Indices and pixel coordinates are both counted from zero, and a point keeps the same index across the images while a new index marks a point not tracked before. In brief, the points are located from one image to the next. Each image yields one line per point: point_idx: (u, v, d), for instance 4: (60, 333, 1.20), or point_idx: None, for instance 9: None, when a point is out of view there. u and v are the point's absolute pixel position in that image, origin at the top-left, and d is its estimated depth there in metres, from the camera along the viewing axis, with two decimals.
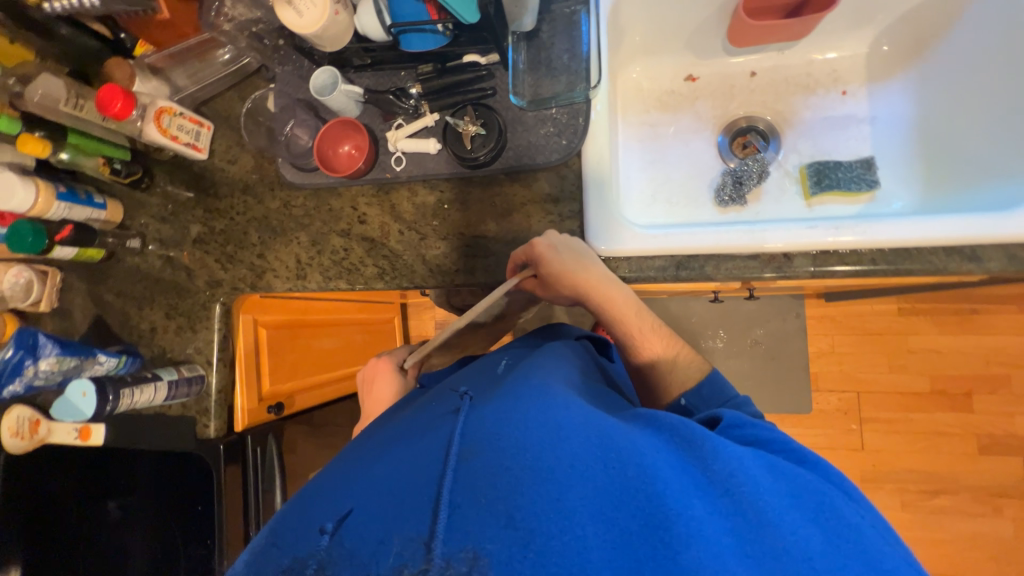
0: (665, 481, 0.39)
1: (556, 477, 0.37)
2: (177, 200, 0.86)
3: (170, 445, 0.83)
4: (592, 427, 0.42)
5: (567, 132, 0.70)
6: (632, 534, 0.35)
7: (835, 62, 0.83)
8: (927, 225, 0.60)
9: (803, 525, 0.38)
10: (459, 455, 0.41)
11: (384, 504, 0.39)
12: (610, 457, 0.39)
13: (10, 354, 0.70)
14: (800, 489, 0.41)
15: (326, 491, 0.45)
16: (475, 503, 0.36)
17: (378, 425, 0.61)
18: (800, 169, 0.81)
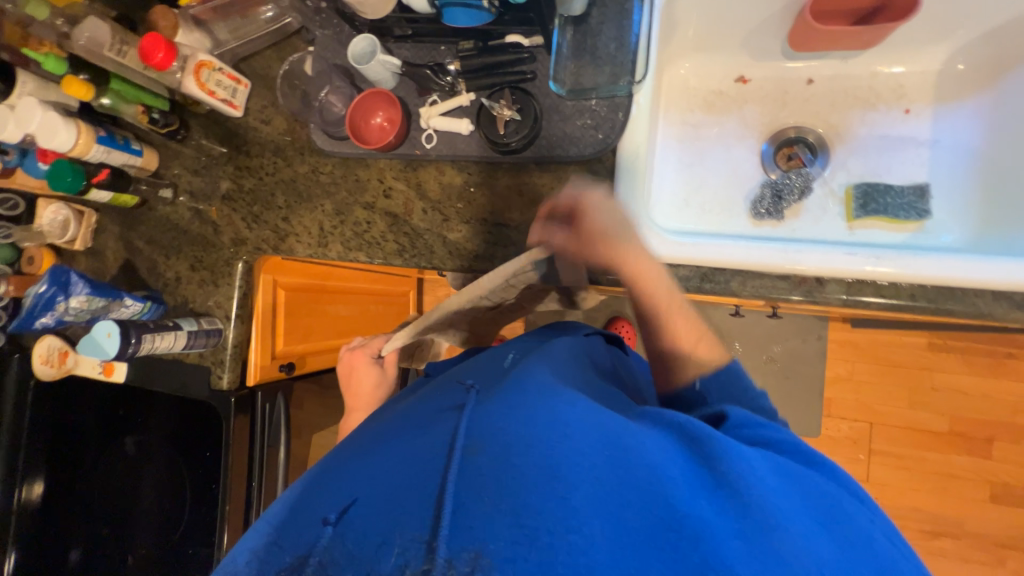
0: (671, 483, 0.38)
1: (563, 474, 0.37)
2: (210, 156, 0.88)
3: (185, 391, 0.86)
4: (599, 424, 0.42)
5: (604, 126, 0.68)
6: (640, 535, 0.35)
7: (904, 76, 0.77)
8: (986, 264, 0.56)
9: (814, 529, 0.38)
10: (462, 448, 0.40)
11: (386, 498, 0.39)
12: (617, 456, 0.39)
13: (44, 288, 0.73)
14: (807, 493, 0.41)
15: (329, 487, 0.45)
16: (479, 499, 0.36)
17: (377, 418, 0.62)
18: (846, 190, 0.77)
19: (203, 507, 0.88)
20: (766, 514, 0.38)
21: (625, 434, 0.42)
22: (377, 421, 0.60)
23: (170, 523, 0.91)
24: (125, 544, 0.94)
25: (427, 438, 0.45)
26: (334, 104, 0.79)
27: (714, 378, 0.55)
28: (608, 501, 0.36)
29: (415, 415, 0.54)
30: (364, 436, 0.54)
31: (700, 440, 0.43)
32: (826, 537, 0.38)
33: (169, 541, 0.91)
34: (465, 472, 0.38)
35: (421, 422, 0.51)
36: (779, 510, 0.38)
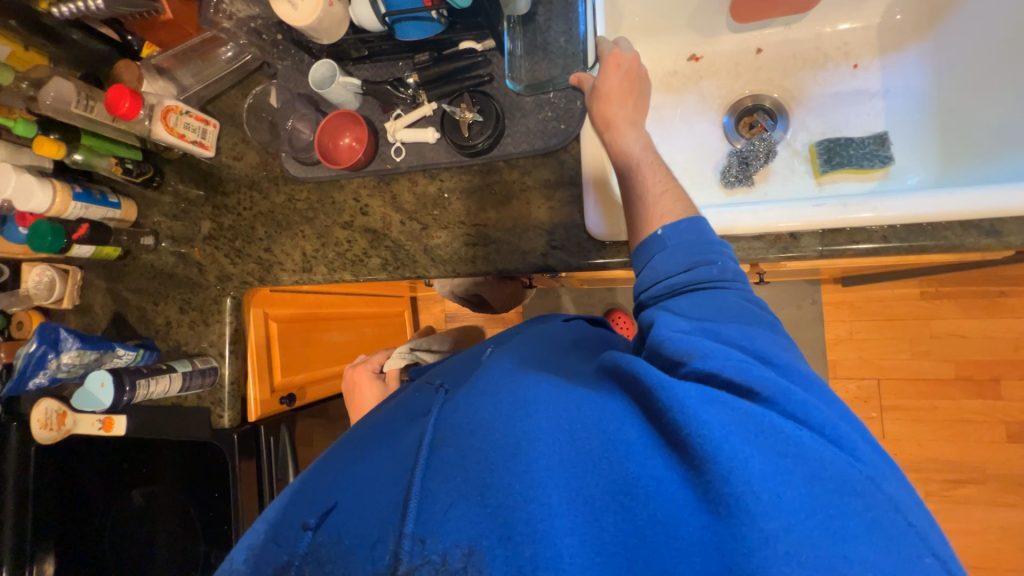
0: (619, 443, 0.40)
1: (522, 452, 0.40)
2: (188, 198, 0.89)
3: (187, 435, 0.85)
4: (560, 402, 0.44)
5: (565, 117, 0.69)
6: (596, 500, 0.38)
7: (846, 34, 0.79)
8: (934, 199, 0.58)
9: (753, 452, 0.36)
10: (432, 444, 0.45)
11: (370, 500, 0.44)
12: (575, 429, 0.42)
13: (35, 348, 0.73)
14: (751, 419, 0.38)
15: (317, 485, 0.51)
16: (445, 487, 0.41)
17: (368, 417, 0.66)
18: (810, 148, 0.79)
19: (217, 552, 0.86)
20: (706, 453, 0.36)
21: (585, 407, 0.44)
22: (367, 419, 0.64)
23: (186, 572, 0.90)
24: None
25: (407, 439, 0.49)
26: (301, 130, 0.80)
27: (670, 253, 0.53)
28: (567, 471, 0.39)
29: (400, 416, 0.58)
30: (354, 436, 0.59)
31: (648, 389, 0.42)
32: (770, 463, 0.36)
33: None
34: (434, 465, 0.43)
35: (407, 423, 0.55)
36: (718, 444, 0.36)
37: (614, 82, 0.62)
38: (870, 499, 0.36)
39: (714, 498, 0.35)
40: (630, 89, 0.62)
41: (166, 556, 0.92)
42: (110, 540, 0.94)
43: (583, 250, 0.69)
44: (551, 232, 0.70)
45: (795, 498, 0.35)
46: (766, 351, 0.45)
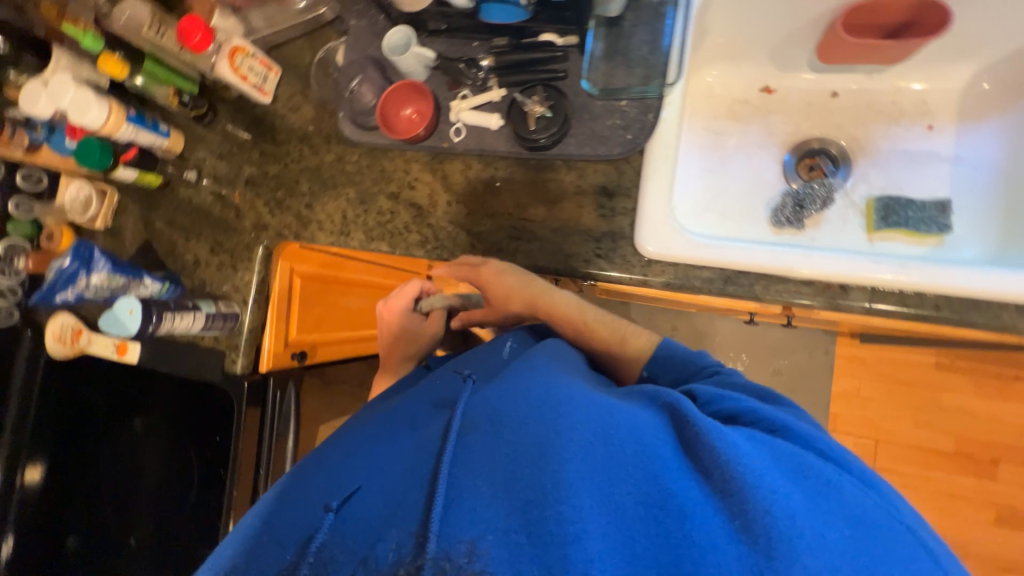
0: (654, 454, 0.42)
1: (551, 450, 0.43)
2: (237, 142, 0.88)
3: (198, 374, 0.85)
4: (592, 407, 0.47)
5: (634, 127, 0.68)
6: (628, 509, 0.40)
7: (927, 93, 0.78)
8: (997, 276, 0.57)
9: (796, 492, 0.41)
10: (461, 434, 0.49)
11: (387, 496, 0.49)
12: (610, 433, 0.44)
13: (69, 262, 0.73)
14: (790, 458, 0.44)
15: (347, 474, 0.57)
16: (472, 477, 0.44)
17: (378, 410, 0.73)
18: (868, 202, 0.78)
19: (209, 492, 0.87)
20: (747, 479, 0.40)
21: (614, 413, 0.46)
22: (392, 409, 0.69)
23: (175, 507, 0.91)
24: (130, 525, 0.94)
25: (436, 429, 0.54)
26: (364, 93, 0.79)
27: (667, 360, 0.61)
28: (593, 473, 0.41)
29: (428, 411, 0.63)
30: (384, 427, 0.64)
31: (685, 415, 0.46)
32: (806, 500, 0.40)
33: (174, 525, 0.90)
34: (461, 456, 0.46)
35: (431, 418, 0.60)
36: (761, 475, 0.41)
37: (513, 287, 0.72)
38: (897, 539, 0.40)
39: (753, 522, 0.39)
40: (520, 276, 0.71)
41: (158, 488, 0.93)
42: (105, 462, 0.95)
43: (627, 264, 0.68)
44: (598, 240, 0.69)
45: (839, 534, 0.39)
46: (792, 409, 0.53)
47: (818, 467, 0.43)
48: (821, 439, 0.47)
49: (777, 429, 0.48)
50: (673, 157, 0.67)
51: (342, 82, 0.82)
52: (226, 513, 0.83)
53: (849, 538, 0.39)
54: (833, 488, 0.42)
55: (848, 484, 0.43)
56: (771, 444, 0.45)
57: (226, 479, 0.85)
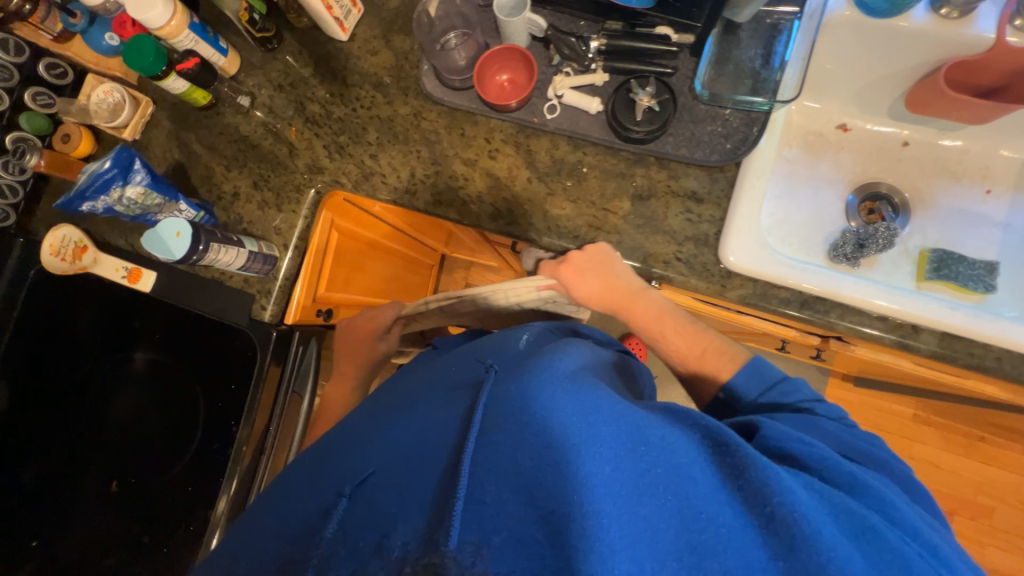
0: (689, 484, 0.40)
1: (577, 457, 0.41)
2: (300, 76, 0.82)
3: (220, 314, 0.78)
4: (622, 416, 0.45)
5: (735, 137, 0.67)
6: (658, 532, 0.38)
7: (990, 159, 0.81)
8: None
9: (851, 546, 0.38)
10: (480, 430, 0.47)
11: (399, 482, 0.48)
12: (638, 448, 0.42)
13: (106, 167, 0.65)
14: (843, 512, 0.41)
15: (360, 453, 0.55)
16: (493, 477, 0.43)
17: (395, 389, 0.70)
18: (921, 252, 0.81)
19: (212, 443, 0.80)
20: (800, 524, 0.38)
21: (643, 428, 0.44)
22: (404, 392, 0.66)
23: (166, 456, 0.83)
24: (111, 468, 0.86)
25: (451, 421, 0.52)
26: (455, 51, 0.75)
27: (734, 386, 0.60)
28: (620, 491, 0.40)
29: (439, 393, 0.60)
30: (394, 408, 0.62)
31: (722, 443, 0.44)
32: (860, 559, 0.37)
33: (164, 476, 0.82)
34: (479, 455, 0.45)
35: (443, 400, 0.58)
36: (809, 520, 0.38)
37: (595, 287, 0.67)
38: None
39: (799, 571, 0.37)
40: (606, 276, 0.67)
41: (148, 432, 0.85)
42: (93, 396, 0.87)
43: (707, 272, 0.67)
44: (681, 244, 0.68)
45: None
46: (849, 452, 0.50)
47: (875, 524, 0.40)
48: (881, 499, 0.43)
49: (825, 474, 0.45)
50: (768, 173, 0.68)
51: (425, 32, 0.75)
52: (231, 467, 0.77)
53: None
54: (890, 549, 0.39)
55: (905, 545, 0.39)
56: (822, 493, 0.42)
57: (236, 432, 0.78)
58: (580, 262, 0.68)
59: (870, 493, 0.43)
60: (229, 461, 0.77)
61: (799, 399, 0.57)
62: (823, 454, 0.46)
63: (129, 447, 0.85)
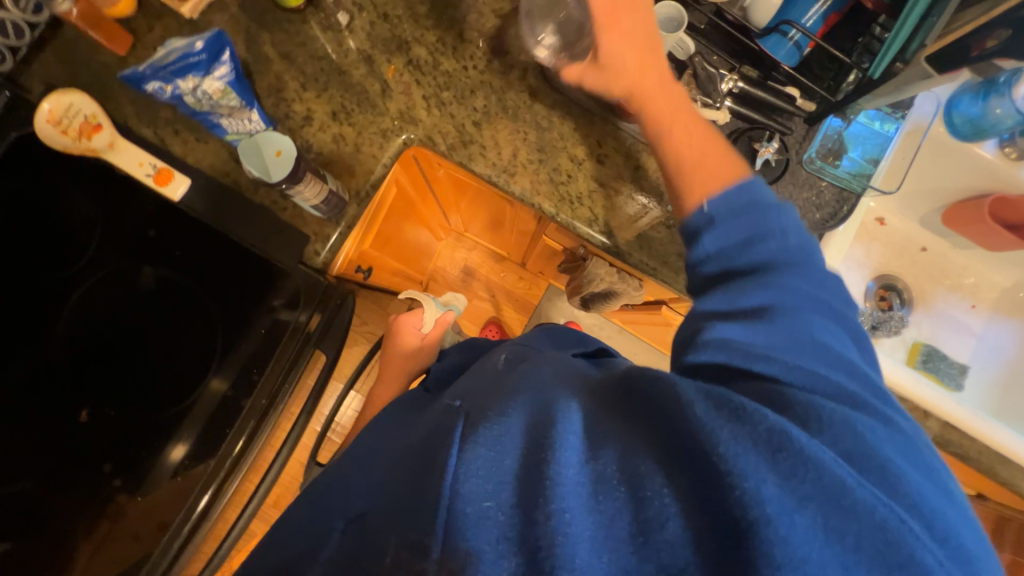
0: (643, 459, 0.34)
1: (544, 459, 0.34)
2: (411, 12, 0.74)
3: (263, 246, 0.69)
4: (587, 412, 0.38)
5: (826, 210, 0.73)
6: (614, 519, 0.32)
7: (981, 281, 0.96)
8: (986, 423, 0.74)
9: (814, 520, 0.30)
10: (454, 448, 0.37)
11: (387, 500, 0.44)
12: (596, 443, 0.36)
13: (195, 48, 0.55)
14: (808, 461, 0.31)
15: (369, 475, 0.51)
16: (461, 500, 0.34)
17: (400, 410, 0.66)
18: (914, 343, 0.93)
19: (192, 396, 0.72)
20: (725, 471, 0.31)
21: (612, 410, 0.39)
22: (415, 406, 0.65)
23: (169, 388, 0.72)
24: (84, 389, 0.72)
25: (432, 442, 0.43)
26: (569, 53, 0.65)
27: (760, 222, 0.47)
28: (579, 487, 0.33)
29: (435, 409, 0.52)
30: (418, 414, 0.59)
31: (679, 405, 0.35)
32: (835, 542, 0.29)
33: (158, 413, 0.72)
34: (462, 475, 0.35)
35: (430, 419, 0.51)
36: (761, 475, 0.30)
37: (626, 52, 0.56)
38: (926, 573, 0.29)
39: (733, 522, 0.30)
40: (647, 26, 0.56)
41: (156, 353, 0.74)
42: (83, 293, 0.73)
43: None
44: None
45: (807, 518, 0.30)
46: (891, 417, 0.37)
47: (797, 434, 0.32)
48: (873, 462, 0.33)
49: (771, 394, 0.37)
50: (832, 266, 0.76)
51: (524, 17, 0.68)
52: (242, 425, 0.65)
53: (820, 528, 0.29)
54: (874, 523, 0.30)
55: (852, 476, 0.31)
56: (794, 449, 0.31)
57: (211, 399, 0.70)
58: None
59: (814, 407, 0.35)
60: (206, 416, 0.71)
61: (784, 224, 0.46)
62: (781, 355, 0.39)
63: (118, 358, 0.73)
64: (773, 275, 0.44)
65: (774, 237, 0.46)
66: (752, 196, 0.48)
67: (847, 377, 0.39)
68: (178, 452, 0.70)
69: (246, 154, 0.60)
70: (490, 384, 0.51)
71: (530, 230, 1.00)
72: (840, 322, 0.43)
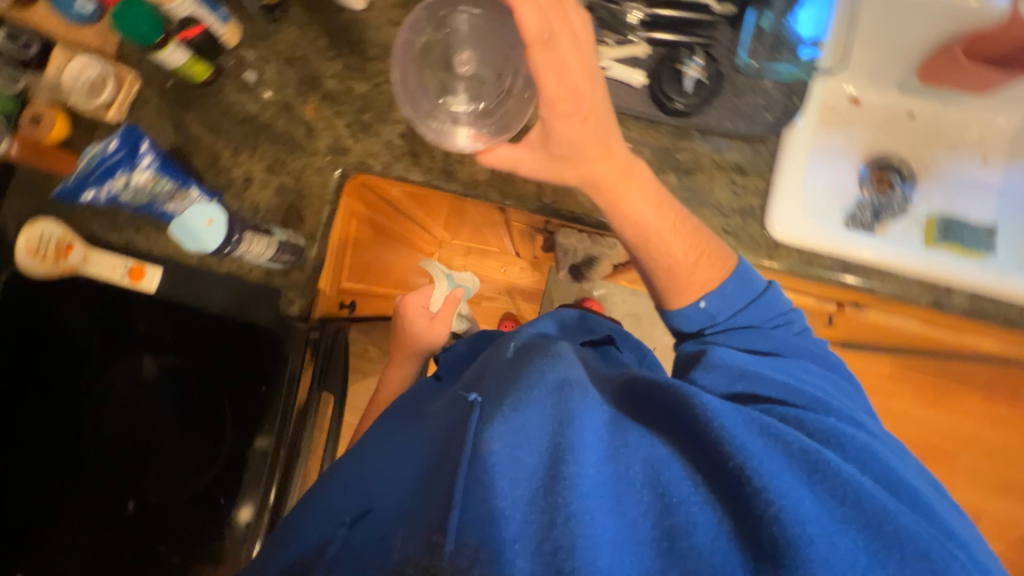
0: (668, 469, 0.40)
1: (564, 459, 0.39)
2: (313, 48, 0.75)
3: (242, 310, 0.74)
4: (608, 418, 0.44)
5: (776, 108, 0.68)
6: (639, 522, 0.38)
7: (985, 131, 0.87)
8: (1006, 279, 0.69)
9: (851, 535, 0.36)
10: (471, 448, 0.41)
11: (400, 508, 0.48)
12: (617, 449, 0.41)
13: (111, 149, 0.58)
14: (833, 477, 0.39)
15: (377, 479, 0.56)
16: (477, 498, 0.38)
17: (401, 419, 0.69)
18: (928, 219, 0.85)
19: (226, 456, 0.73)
20: (752, 480, 0.37)
21: (629, 419, 0.45)
22: (417, 409, 0.69)
23: (201, 454, 0.73)
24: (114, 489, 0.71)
25: (450, 439, 0.48)
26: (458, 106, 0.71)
27: (754, 305, 0.59)
28: (603, 488, 0.38)
29: (447, 410, 0.58)
30: (433, 415, 0.62)
31: (701, 415, 0.41)
32: (864, 550, 0.36)
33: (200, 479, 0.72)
34: (476, 474, 0.39)
35: (443, 420, 0.56)
36: (790, 488, 0.37)
37: (580, 139, 0.57)
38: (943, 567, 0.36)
39: (762, 531, 0.36)
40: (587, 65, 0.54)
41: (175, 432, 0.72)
42: (85, 397, 0.71)
43: (755, 244, 0.69)
44: (728, 216, 0.69)
45: (842, 533, 0.36)
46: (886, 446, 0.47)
47: (824, 455, 0.40)
48: (885, 477, 0.42)
49: (797, 421, 0.46)
50: (800, 165, 0.71)
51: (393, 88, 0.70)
52: (267, 474, 0.72)
53: (857, 541, 0.36)
54: (903, 531, 0.37)
55: (868, 486, 0.39)
56: (814, 469, 0.39)
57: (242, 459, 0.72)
58: (558, 32, 0.52)
59: (835, 435, 0.45)
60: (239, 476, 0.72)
61: (780, 309, 0.60)
62: (799, 389, 0.50)
63: (136, 457, 0.71)
64: (773, 346, 0.56)
65: (790, 324, 0.59)
66: (750, 284, 0.60)
67: (842, 412, 0.49)
68: (245, 513, 0.72)
69: (180, 236, 0.61)
70: (499, 377, 0.55)
71: (499, 220, 0.99)
72: (826, 367, 0.57)
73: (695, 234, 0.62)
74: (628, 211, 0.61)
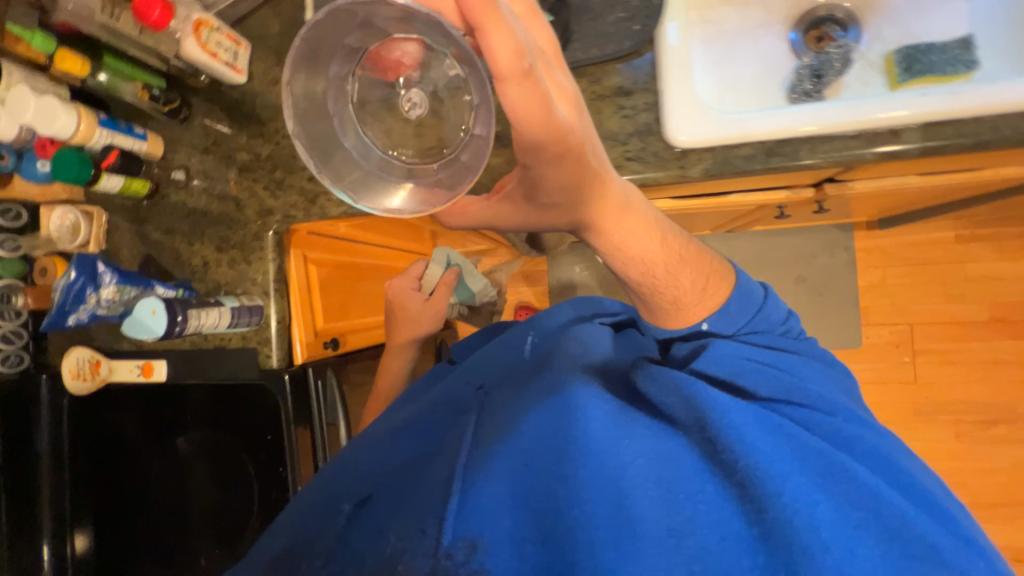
0: (676, 468, 0.47)
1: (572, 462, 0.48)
2: (220, 132, 0.82)
3: (234, 376, 0.82)
4: (616, 419, 0.49)
5: (640, 16, 0.63)
6: (645, 519, 0.45)
7: None
8: (968, 95, 0.58)
9: (858, 535, 0.42)
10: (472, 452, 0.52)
11: (402, 491, 0.58)
12: (622, 445, 0.48)
13: (73, 278, 0.68)
14: (835, 474, 0.46)
15: (366, 471, 0.64)
16: (478, 493, 0.49)
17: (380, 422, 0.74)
18: (886, 57, 0.75)
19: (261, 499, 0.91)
20: (759, 485, 0.44)
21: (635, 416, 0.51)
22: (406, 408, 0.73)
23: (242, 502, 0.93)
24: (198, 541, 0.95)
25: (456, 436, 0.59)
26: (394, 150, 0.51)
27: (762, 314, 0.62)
28: (603, 488, 0.46)
29: (450, 406, 0.67)
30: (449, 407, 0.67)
31: (707, 419, 0.48)
32: (873, 548, 0.42)
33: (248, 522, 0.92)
34: (476, 474, 0.50)
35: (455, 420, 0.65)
36: (799, 494, 0.43)
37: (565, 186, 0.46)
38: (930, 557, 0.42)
39: (763, 528, 0.43)
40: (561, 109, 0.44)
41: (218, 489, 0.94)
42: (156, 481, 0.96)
43: (663, 161, 0.64)
44: (626, 142, 0.65)
45: (854, 536, 0.42)
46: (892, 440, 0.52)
47: (841, 459, 0.46)
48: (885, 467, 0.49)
49: (806, 417, 0.52)
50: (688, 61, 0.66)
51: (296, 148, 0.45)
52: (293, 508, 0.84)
53: (870, 542, 0.42)
54: (904, 526, 0.43)
55: (875, 483, 0.45)
56: (828, 474, 0.45)
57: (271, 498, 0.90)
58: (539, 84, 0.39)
59: (847, 435, 0.50)
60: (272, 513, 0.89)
61: (786, 314, 0.63)
62: (808, 388, 0.53)
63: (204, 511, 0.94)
64: (787, 349, 0.61)
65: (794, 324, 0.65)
66: (753, 299, 0.62)
67: (851, 409, 0.54)
68: None
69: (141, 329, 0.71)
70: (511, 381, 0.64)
71: None
72: (828, 364, 0.63)
73: (699, 260, 0.59)
74: (634, 253, 0.54)
